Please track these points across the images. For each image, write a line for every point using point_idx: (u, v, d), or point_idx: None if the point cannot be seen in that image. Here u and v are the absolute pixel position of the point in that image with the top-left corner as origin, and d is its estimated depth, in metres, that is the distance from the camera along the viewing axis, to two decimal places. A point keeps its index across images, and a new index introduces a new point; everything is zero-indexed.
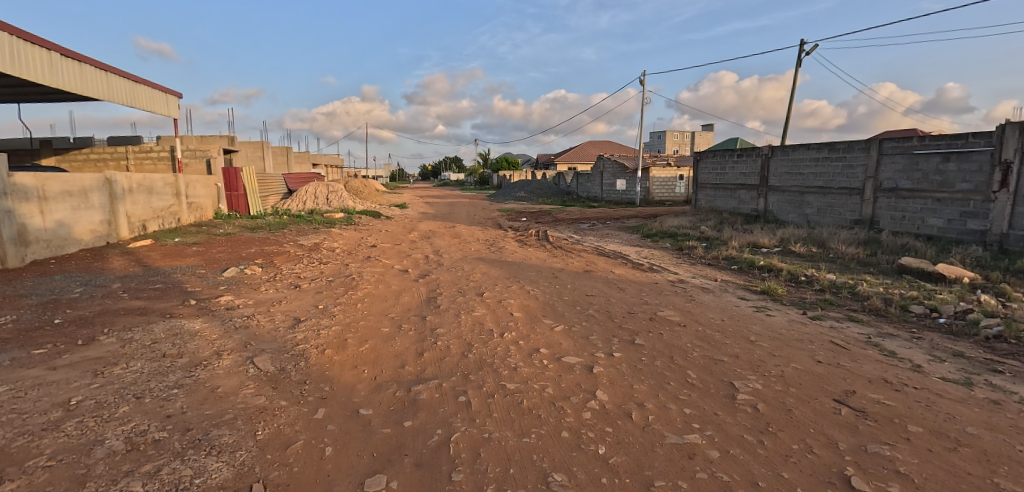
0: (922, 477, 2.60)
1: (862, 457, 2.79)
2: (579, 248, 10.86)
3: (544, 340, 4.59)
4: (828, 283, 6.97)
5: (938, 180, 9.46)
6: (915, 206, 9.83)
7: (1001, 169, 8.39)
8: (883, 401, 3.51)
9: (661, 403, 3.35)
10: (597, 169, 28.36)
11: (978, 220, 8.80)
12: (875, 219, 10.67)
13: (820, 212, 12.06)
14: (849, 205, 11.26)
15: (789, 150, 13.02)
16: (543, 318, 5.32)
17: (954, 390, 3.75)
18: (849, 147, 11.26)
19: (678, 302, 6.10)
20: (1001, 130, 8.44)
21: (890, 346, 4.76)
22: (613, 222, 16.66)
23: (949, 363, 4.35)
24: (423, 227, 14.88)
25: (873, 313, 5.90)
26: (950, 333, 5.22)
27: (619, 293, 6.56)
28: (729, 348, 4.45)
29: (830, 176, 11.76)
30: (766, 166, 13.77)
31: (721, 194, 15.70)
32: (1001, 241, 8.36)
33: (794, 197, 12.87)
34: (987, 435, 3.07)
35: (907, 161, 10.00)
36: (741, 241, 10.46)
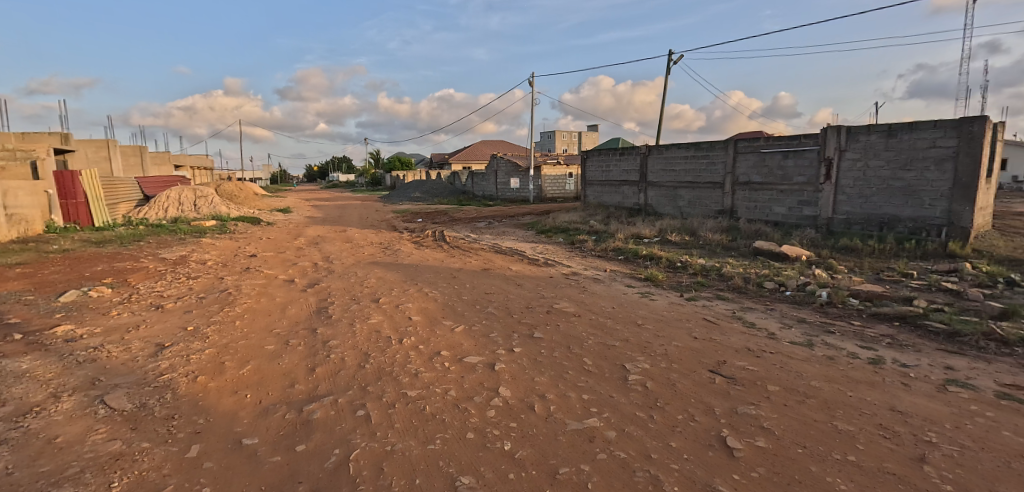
0: (781, 429, 3.02)
1: (735, 418, 3.16)
2: (477, 247, 10.92)
3: (444, 342, 4.53)
4: (700, 267, 7.79)
5: (780, 175, 11.08)
6: (765, 197, 11.43)
7: (826, 164, 10.13)
8: (748, 366, 4.01)
9: (562, 392, 3.48)
10: (491, 168, 28.70)
11: (810, 208, 10.52)
12: (734, 209, 12.19)
13: (690, 204, 13.43)
14: (714, 198, 12.69)
15: (663, 149, 14.25)
16: (443, 319, 5.25)
17: (800, 351, 4.43)
18: (712, 146, 12.67)
19: (572, 293, 6.40)
20: (825, 131, 10.13)
21: (751, 318, 5.47)
22: (509, 220, 16.94)
23: (795, 328, 5.14)
24: (311, 233, 13.95)
25: (736, 290, 6.73)
26: (795, 302, 6.18)
27: (517, 289, 6.71)
28: (619, 333, 4.77)
29: (697, 172, 13.13)
30: (644, 164, 14.95)
31: (607, 190, 16.75)
32: (828, 224, 10.21)
33: (668, 191, 14.14)
34: (825, 386, 3.67)
35: (758, 158, 11.57)
36: (626, 232, 11.29)
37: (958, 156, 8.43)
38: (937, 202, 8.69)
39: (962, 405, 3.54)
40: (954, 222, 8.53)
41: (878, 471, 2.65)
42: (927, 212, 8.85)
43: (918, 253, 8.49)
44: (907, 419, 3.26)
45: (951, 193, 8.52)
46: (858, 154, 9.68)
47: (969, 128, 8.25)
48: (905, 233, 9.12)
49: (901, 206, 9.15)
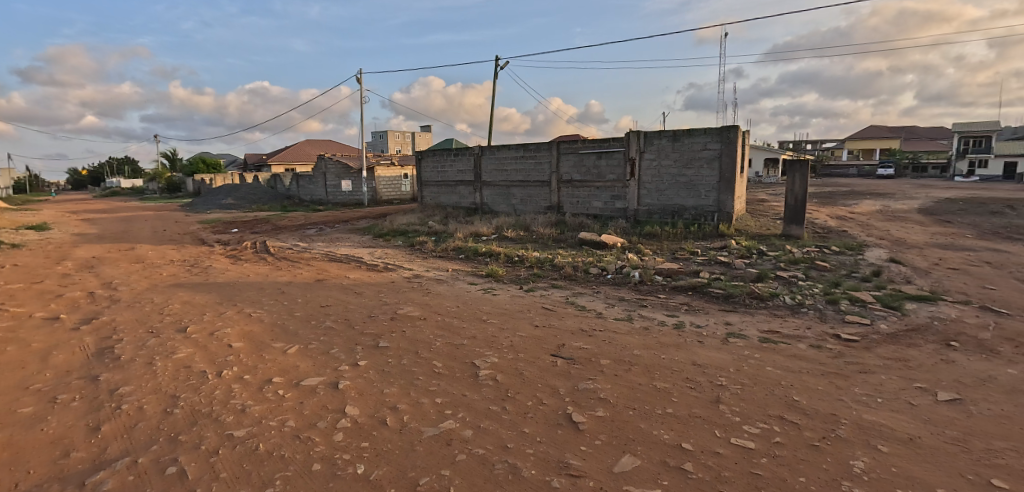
0: (614, 397, 3.41)
1: (576, 395, 3.45)
2: (308, 256, 9.98)
3: (276, 368, 4.02)
4: (535, 260, 8.36)
5: (596, 173, 12.54)
6: (584, 193, 12.83)
7: (630, 164, 11.86)
8: (583, 346, 4.42)
9: (414, 400, 3.38)
10: (318, 169, 26.56)
11: (621, 201, 12.19)
12: (560, 205, 13.38)
13: (522, 202, 14.31)
14: (542, 195, 13.74)
15: (494, 150, 14.86)
16: (272, 342, 4.66)
17: (622, 326, 5.07)
18: (537, 147, 13.68)
19: (416, 296, 6.27)
20: (628, 135, 11.82)
21: (581, 301, 6.08)
22: (342, 225, 15.87)
23: (617, 306, 5.87)
24: (81, 254, 11.11)
25: (567, 278, 7.39)
26: (615, 283, 7.06)
27: (357, 298, 6.32)
28: (466, 331, 4.83)
29: (526, 171, 14.05)
30: (478, 164, 15.39)
31: (443, 190, 16.80)
32: (636, 214, 11.95)
33: (501, 190, 14.81)
34: (645, 354, 4.25)
35: (576, 158, 12.88)
36: (465, 232, 11.51)
37: (722, 156, 10.68)
38: (711, 193, 10.90)
39: (738, 351, 4.49)
40: (721, 208, 10.81)
41: (689, 417, 3.18)
42: (704, 201, 11.03)
43: (699, 234, 10.49)
44: (704, 370, 3.98)
45: (719, 185, 10.78)
46: (654, 155, 11.54)
47: (728, 134, 10.49)
48: (690, 219, 11.25)
49: (686, 197, 11.23)
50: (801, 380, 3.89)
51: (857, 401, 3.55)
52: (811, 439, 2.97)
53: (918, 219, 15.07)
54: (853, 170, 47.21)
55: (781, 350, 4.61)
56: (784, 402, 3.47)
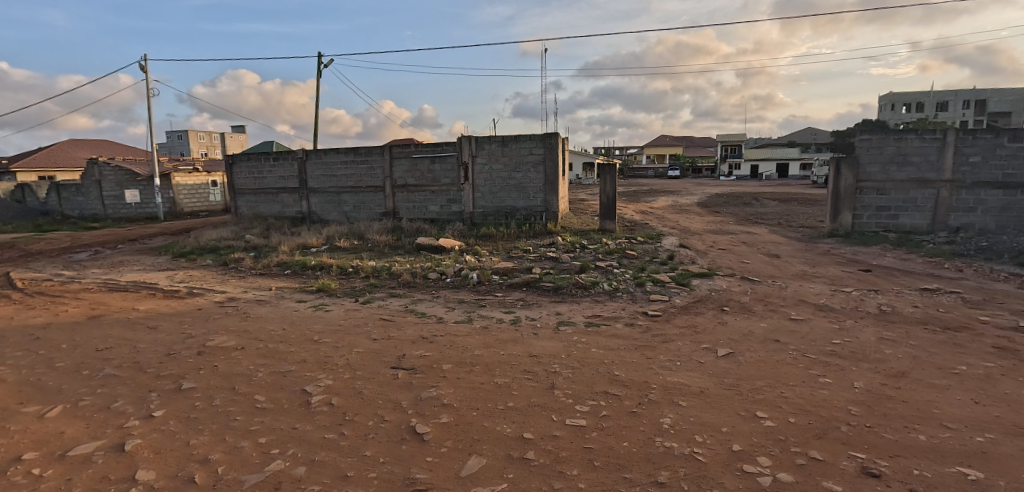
0: (458, 401, 3.43)
1: (420, 405, 3.38)
2: (75, 288, 7.94)
3: (28, 440, 3.09)
4: (371, 269, 7.98)
5: (430, 177, 12.56)
6: (421, 198, 12.74)
7: (463, 168, 12.16)
8: (424, 354, 4.37)
9: (231, 446, 2.92)
10: (88, 177, 21.40)
11: (457, 204, 12.42)
12: (396, 210, 13.06)
13: (355, 209, 13.54)
14: (377, 201, 13.22)
15: (321, 154, 13.71)
16: (18, 407, 3.57)
17: (463, 328, 5.16)
18: (368, 151, 13.10)
19: (231, 323, 5.46)
20: (459, 140, 12.09)
21: (421, 308, 6.01)
22: (126, 246, 13.02)
23: (457, 309, 5.95)
24: None
25: (407, 285, 7.23)
26: (454, 286, 7.15)
27: (150, 333, 5.23)
28: (295, 354, 4.36)
29: (358, 176, 13.35)
30: (302, 169, 14.01)
31: (262, 199, 14.86)
32: (471, 216, 12.32)
33: (331, 196, 13.79)
34: (486, 353, 4.39)
35: (410, 163, 12.72)
36: (291, 244, 10.45)
37: (545, 161, 11.63)
38: (538, 194, 11.78)
39: (567, 338, 4.92)
40: (548, 208, 11.78)
41: (529, 407, 3.36)
42: (533, 202, 11.86)
43: (530, 233, 11.26)
44: (539, 360, 4.27)
45: (544, 187, 11.71)
46: (485, 159, 12.01)
47: (550, 140, 11.45)
48: (522, 219, 12.00)
49: (517, 198, 11.95)
50: (619, 356, 4.43)
51: (662, 367, 4.18)
52: (630, 406, 3.40)
53: (697, 211, 18.50)
54: (650, 172, 55.85)
55: (603, 331, 5.20)
56: (606, 377, 3.90)
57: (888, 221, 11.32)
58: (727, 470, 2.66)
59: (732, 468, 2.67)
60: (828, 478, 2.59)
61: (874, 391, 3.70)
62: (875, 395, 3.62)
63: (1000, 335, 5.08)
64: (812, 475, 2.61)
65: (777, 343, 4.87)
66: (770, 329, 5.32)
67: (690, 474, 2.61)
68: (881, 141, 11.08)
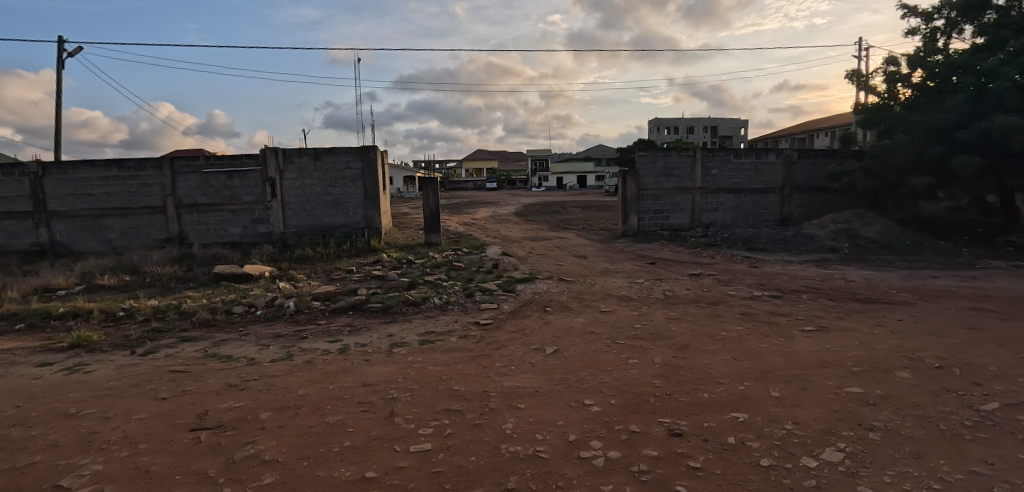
0: (284, 454, 2.98)
1: (234, 468, 2.84)
2: None
3: None
4: (152, 310, 6.51)
5: (228, 195, 10.92)
6: (216, 219, 10.97)
7: (270, 184, 10.88)
8: (235, 405, 3.71)
9: None
10: None
11: (264, 225, 11.04)
12: (183, 235, 10.97)
13: (124, 236, 10.94)
14: (155, 225, 10.91)
15: (66, 168, 10.72)
16: None
17: (282, 366, 4.55)
18: (140, 165, 10.75)
19: None
20: (263, 153, 10.80)
21: (226, 351, 5.11)
22: None
23: (273, 346, 5.23)
24: None
25: (204, 325, 6.08)
26: (267, 319, 6.29)
27: None
28: (38, 439, 3.24)
29: (126, 196, 10.82)
30: (37, 188, 10.73)
31: None
32: (283, 237, 11.08)
33: (85, 222, 10.87)
34: (312, 391, 3.94)
35: (200, 179, 10.86)
36: (22, 288, 7.89)
37: (364, 175, 11.13)
38: (358, 210, 11.20)
39: (403, 359, 4.72)
40: (370, 224, 11.29)
41: (367, 443, 3.11)
42: (353, 219, 11.22)
43: (353, 251, 10.63)
44: (374, 388, 4.00)
45: (364, 203, 11.19)
46: (295, 175, 10.94)
47: (367, 154, 10.99)
48: (341, 237, 11.24)
49: (334, 215, 11.15)
50: (456, 370, 4.42)
51: (498, 373, 4.32)
52: (473, 419, 3.40)
53: (515, 220, 19.83)
54: (470, 184, 58.19)
55: (438, 347, 5.14)
56: (446, 394, 3.85)
57: (663, 222, 13.78)
58: (567, 460, 2.85)
59: (571, 457, 2.88)
60: (647, 445, 2.98)
61: (669, 363, 4.42)
62: (670, 367, 4.33)
63: (742, 304, 6.59)
64: (635, 446, 2.97)
65: (593, 334, 5.47)
66: (586, 322, 5.97)
67: (536, 473, 2.72)
68: (653, 157, 13.47)
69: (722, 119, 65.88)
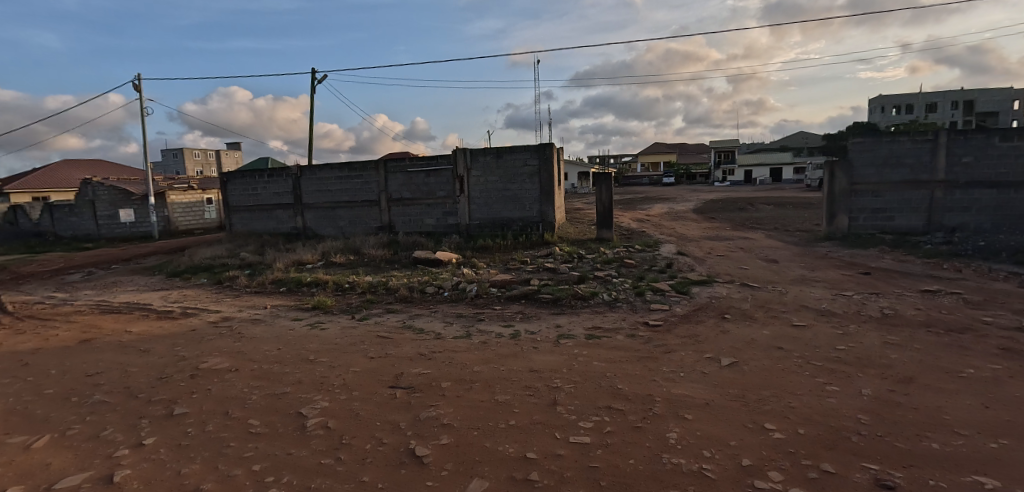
0: (459, 421, 3.33)
1: (419, 425, 3.28)
2: (64, 309, 7.58)
3: (11, 474, 2.78)
4: (368, 285, 7.89)
5: (425, 190, 12.56)
6: (416, 211, 12.72)
7: (459, 181, 12.17)
8: (423, 372, 4.28)
9: (224, 474, 2.69)
10: (81, 197, 21.08)
11: (453, 217, 12.42)
12: (391, 224, 13.01)
13: (351, 224, 13.45)
14: (373, 215, 13.16)
15: (315, 170, 13.62)
16: (4, 437, 3.25)
17: (461, 344, 5.08)
18: (363, 165, 13.06)
19: (225, 344, 5.24)
20: (454, 153, 12.11)
21: (419, 324, 5.92)
22: (122, 265, 12.72)
23: (455, 324, 5.87)
24: None
25: (404, 301, 7.14)
26: (451, 300, 7.08)
27: (141, 356, 4.90)
28: (290, 376, 4.21)
29: (353, 191, 13.28)
30: (297, 185, 13.88)
31: (257, 216, 14.58)
32: (468, 229, 12.30)
33: (326, 212, 13.67)
34: (484, 369, 4.31)
35: (405, 177, 12.70)
36: (287, 261, 10.34)
37: (541, 171, 11.63)
38: (533, 205, 11.77)
39: (568, 351, 4.84)
40: (544, 218, 11.77)
41: (530, 425, 3.28)
42: (528, 213, 11.85)
43: (527, 243, 11.26)
44: (540, 375, 4.19)
45: (540, 198, 11.71)
46: (479, 172, 12.02)
47: (544, 151, 11.48)
48: (517, 229, 11.97)
49: (512, 210, 11.93)
50: (621, 368, 4.35)
51: (665, 378, 4.11)
52: (634, 422, 3.31)
53: (693, 217, 18.47)
54: (645, 179, 56.13)
55: (603, 343, 5.12)
56: (608, 391, 3.83)
57: (885, 223, 11.33)
58: (738, 486, 2.57)
59: (742, 484, 2.59)
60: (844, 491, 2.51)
61: (882, 397, 3.63)
62: (883, 402, 3.55)
63: (1004, 335, 5.03)
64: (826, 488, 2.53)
65: (781, 350, 4.80)
66: (772, 336, 5.26)
67: None
68: (874, 144, 11.14)
69: (986, 92, 50.86)
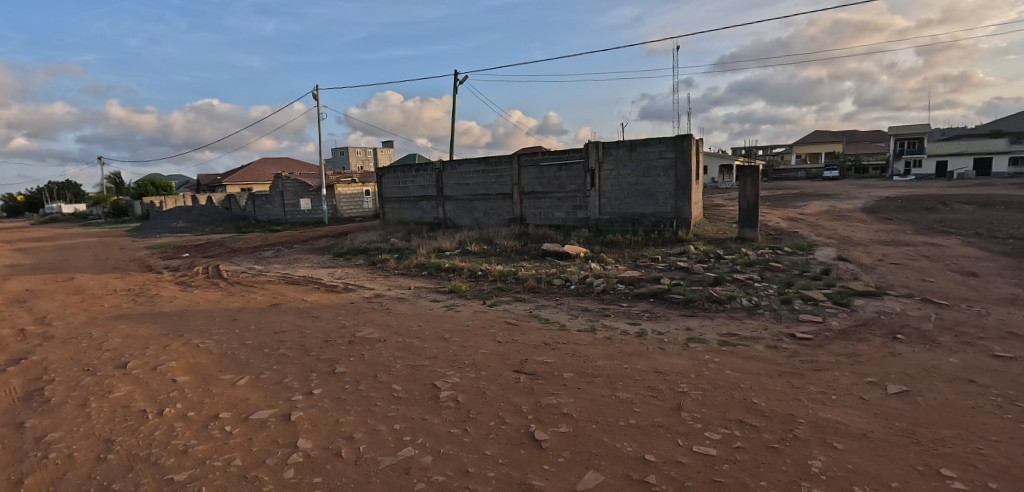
0: (578, 413, 3.36)
1: (539, 411, 3.39)
2: (262, 279, 9.31)
3: (224, 402, 3.53)
4: (499, 274, 8.31)
5: (556, 184, 12.74)
6: (547, 204, 12.98)
7: (589, 175, 12.11)
8: (547, 360, 4.39)
9: (371, 428, 3.08)
10: (275, 189, 25.53)
11: (582, 211, 12.41)
12: (523, 217, 13.46)
13: (485, 215, 14.22)
14: (506, 207, 13.75)
15: (456, 164, 14.66)
16: (221, 374, 4.14)
17: (585, 337, 5.10)
18: (498, 160, 13.70)
19: (377, 317, 5.97)
20: (586, 147, 12.07)
21: (545, 314, 6.07)
22: (302, 245, 15.15)
23: (580, 318, 5.91)
24: (11, 287, 10.01)
25: (532, 291, 7.38)
26: (578, 293, 7.12)
27: (314, 321, 5.82)
28: (428, 351, 4.64)
29: (488, 185, 14.02)
30: (439, 179, 15.10)
31: (406, 206, 16.20)
32: (597, 223, 12.19)
33: (464, 203, 14.65)
34: (607, 365, 4.28)
35: (537, 171, 13.03)
36: (429, 247, 11.35)
37: (677, 165, 11.03)
38: (667, 200, 11.21)
39: (698, 356, 4.57)
40: (679, 215, 11.14)
41: (651, 427, 3.18)
42: (661, 209, 11.32)
43: (659, 240, 10.79)
44: (665, 377, 4.02)
45: (675, 193, 11.11)
46: (611, 166, 11.81)
47: (681, 143, 10.85)
48: (649, 225, 11.52)
49: (644, 205, 11.52)
50: (759, 381, 3.97)
51: (812, 399, 3.65)
52: (771, 441, 3.01)
53: (861, 218, 15.89)
54: (802, 173, 49.66)
55: (739, 352, 4.72)
56: (742, 404, 3.53)
57: None
58: None
59: None
60: None
61: None
62: None
63: None
64: None
65: (976, 383, 3.93)
66: (963, 364, 4.34)
67: None
68: None
69: None
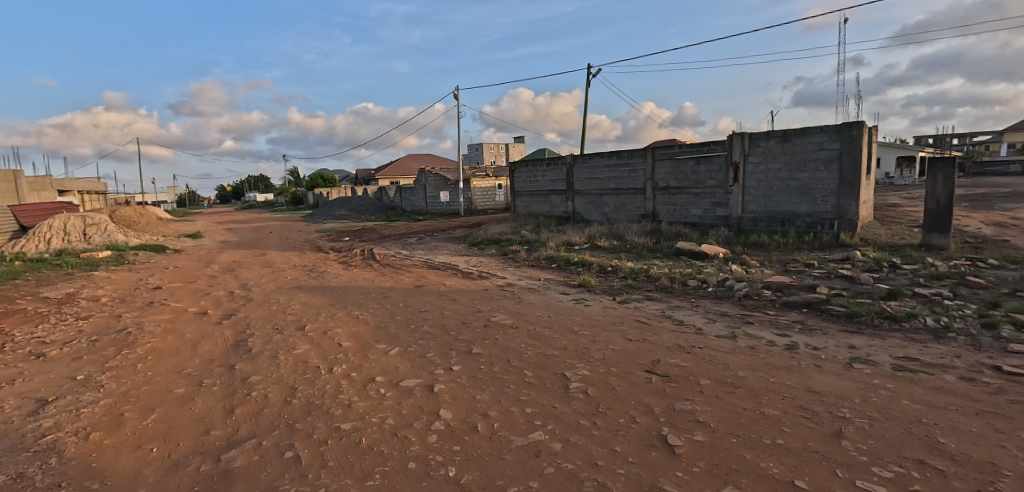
0: (717, 422, 3.14)
1: (673, 415, 3.23)
2: (408, 262, 10.30)
3: (379, 368, 4.00)
4: (629, 271, 8.09)
5: (694, 179, 11.95)
6: (682, 201, 12.25)
7: (733, 169, 11.13)
8: (681, 363, 4.17)
9: (504, 408, 3.23)
10: (419, 182, 27.99)
11: (723, 208, 11.48)
12: (655, 213, 12.89)
13: (615, 210, 13.92)
14: (637, 203, 13.30)
15: (587, 158, 14.56)
16: (376, 343, 4.68)
17: (725, 343, 4.73)
18: (631, 154, 13.29)
19: (508, 305, 6.22)
20: (730, 139, 11.10)
21: (679, 316, 5.77)
22: (441, 234, 16.40)
23: (719, 322, 5.49)
24: (226, 258, 12.47)
25: (664, 290, 7.06)
26: (716, 296, 6.63)
27: (452, 304, 6.27)
28: (558, 341, 4.71)
29: (619, 180, 13.68)
30: (570, 173, 15.14)
31: (536, 200, 16.57)
32: (740, 222, 11.17)
33: (594, 198, 14.51)
34: (751, 376, 3.92)
35: (673, 165, 12.36)
36: (557, 241, 11.48)
37: (843, 157, 9.59)
38: (828, 198, 9.83)
39: (866, 378, 3.95)
40: (842, 215, 9.70)
41: (804, 451, 2.83)
42: (820, 208, 9.97)
43: (816, 244, 9.52)
44: (823, 398, 3.55)
45: (838, 190, 9.69)
46: (760, 159, 10.72)
47: (850, 132, 9.41)
48: (803, 226, 10.23)
49: (798, 203, 10.25)
50: (950, 418, 3.30)
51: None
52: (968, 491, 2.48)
53: None
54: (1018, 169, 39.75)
55: (922, 380, 3.96)
56: (926, 441, 2.97)
57: None
58: None
59: None
60: None
61: None
62: None
63: None
64: None
65: None
66: None
67: None
68: None
69: None
